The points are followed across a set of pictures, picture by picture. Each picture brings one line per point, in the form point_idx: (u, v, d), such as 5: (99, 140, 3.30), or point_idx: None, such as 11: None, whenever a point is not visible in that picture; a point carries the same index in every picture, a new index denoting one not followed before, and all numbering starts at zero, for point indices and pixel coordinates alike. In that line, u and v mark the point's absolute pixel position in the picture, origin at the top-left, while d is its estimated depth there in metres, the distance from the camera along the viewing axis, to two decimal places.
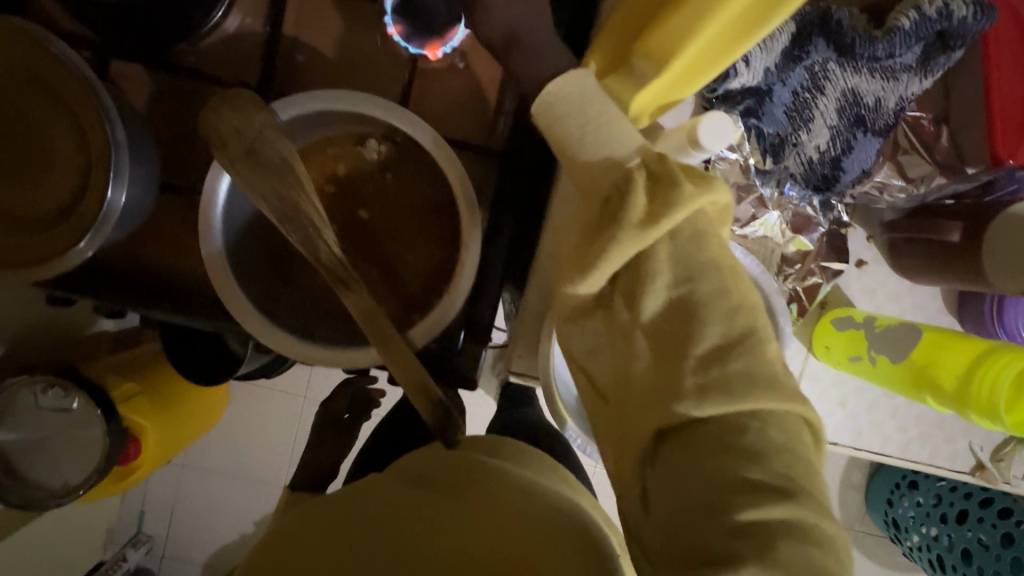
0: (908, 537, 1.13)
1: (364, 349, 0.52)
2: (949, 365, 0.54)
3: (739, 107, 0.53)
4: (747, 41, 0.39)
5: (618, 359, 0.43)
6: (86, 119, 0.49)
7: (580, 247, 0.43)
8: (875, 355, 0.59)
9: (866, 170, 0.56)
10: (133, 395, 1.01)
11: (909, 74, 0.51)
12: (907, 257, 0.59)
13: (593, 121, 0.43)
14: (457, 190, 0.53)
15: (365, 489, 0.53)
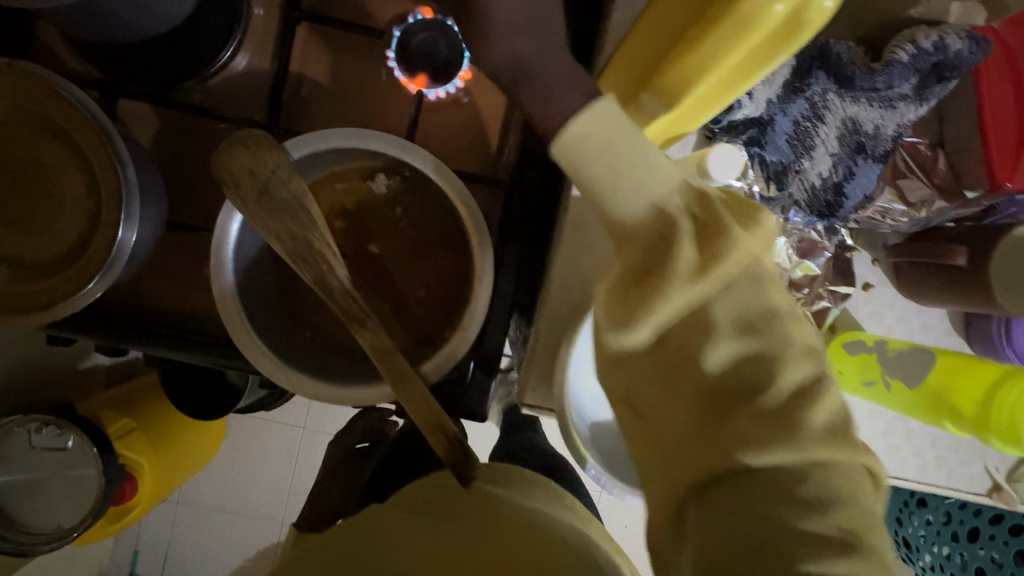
0: (919, 557, 1.09)
1: (376, 386, 0.51)
2: (968, 392, 0.55)
3: (743, 137, 0.54)
4: (742, 80, 0.40)
5: (665, 403, 0.42)
6: (97, 161, 0.49)
7: (623, 291, 0.39)
8: (890, 380, 0.59)
9: (868, 196, 0.57)
10: (130, 432, 1.00)
11: (905, 102, 0.52)
12: (914, 280, 0.58)
13: (653, 165, 0.38)
14: (468, 225, 0.53)
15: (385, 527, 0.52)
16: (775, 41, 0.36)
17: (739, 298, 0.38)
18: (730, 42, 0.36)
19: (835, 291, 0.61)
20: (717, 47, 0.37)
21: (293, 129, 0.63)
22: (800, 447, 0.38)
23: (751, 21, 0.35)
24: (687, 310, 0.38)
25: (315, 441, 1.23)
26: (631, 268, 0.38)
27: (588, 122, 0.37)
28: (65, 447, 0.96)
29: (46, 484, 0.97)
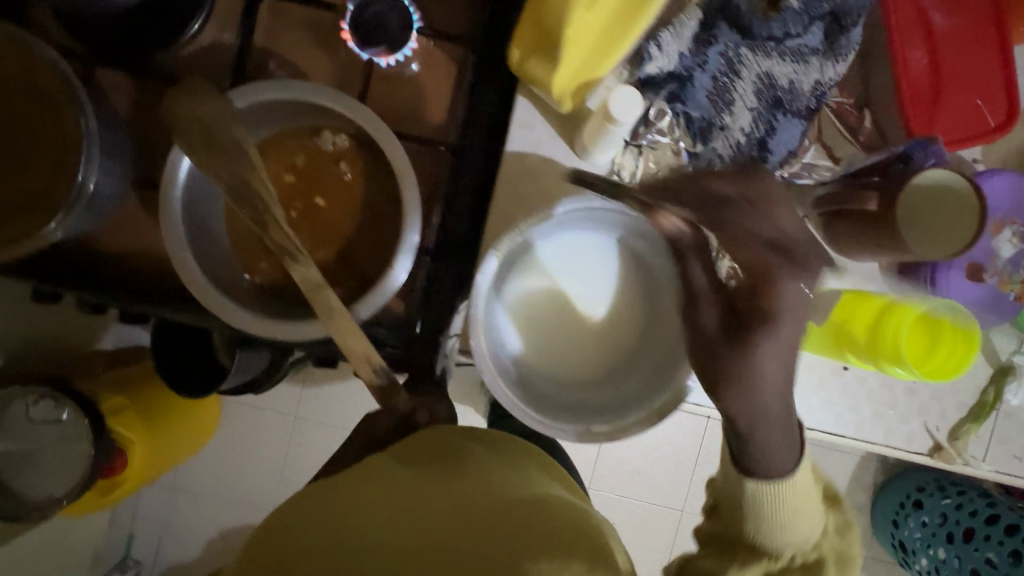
0: (916, 560, 1.11)
1: (314, 321, 0.55)
2: (862, 317, 0.59)
3: (664, 92, 0.57)
4: (634, 25, 0.47)
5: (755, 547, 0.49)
6: (66, 113, 0.54)
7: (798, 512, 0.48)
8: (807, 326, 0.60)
9: (793, 150, 0.60)
10: (123, 410, 1.04)
11: (817, 56, 0.55)
12: (841, 235, 0.57)
13: (801, 520, 0.48)
14: (399, 173, 0.55)
15: (378, 478, 0.47)
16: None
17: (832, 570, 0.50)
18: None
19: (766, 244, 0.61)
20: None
21: None
22: None
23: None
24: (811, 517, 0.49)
25: (305, 432, 1.24)
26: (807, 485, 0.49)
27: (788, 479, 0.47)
28: (61, 419, 1.00)
29: (40, 454, 1.01)
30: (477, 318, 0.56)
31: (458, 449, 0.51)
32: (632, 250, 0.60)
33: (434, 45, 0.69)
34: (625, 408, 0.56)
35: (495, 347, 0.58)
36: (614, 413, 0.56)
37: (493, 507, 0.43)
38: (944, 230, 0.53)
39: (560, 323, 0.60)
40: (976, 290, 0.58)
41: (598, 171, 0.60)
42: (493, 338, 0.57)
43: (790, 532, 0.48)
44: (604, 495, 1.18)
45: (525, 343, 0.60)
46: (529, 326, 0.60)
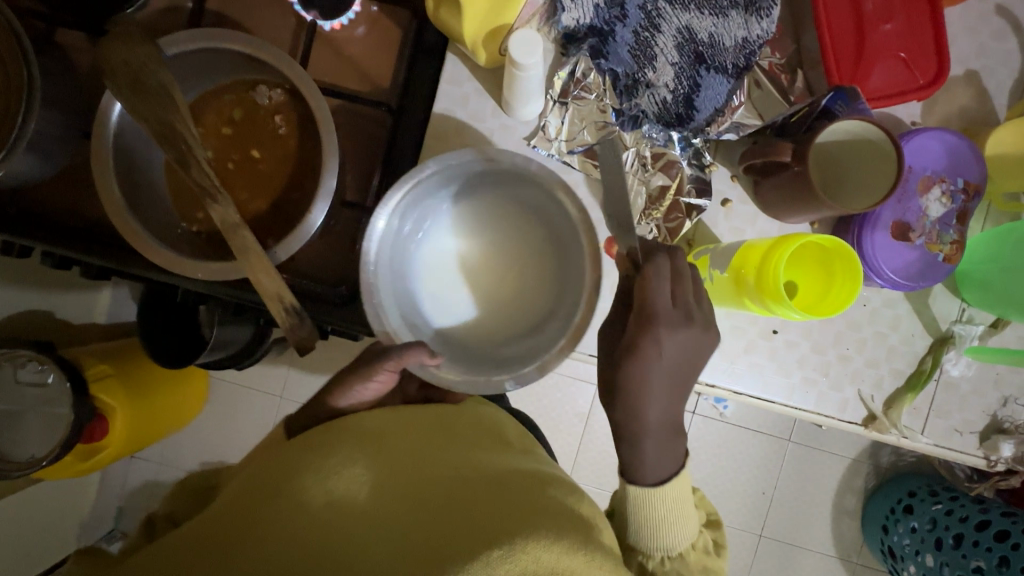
0: (906, 567, 1.07)
1: (235, 263, 0.57)
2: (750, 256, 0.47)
3: (585, 48, 0.58)
4: None
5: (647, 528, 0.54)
6: (9, 62, 0.58)
7: (679, 511, 0.54)
8: (713, 275, 0.55)
9: (720, 108, 0.59)
10: (107, 377, 1.03)
11: (737, 10, 0.56)
12: (768, 192, 0.58)
13: (680, 523, 0.54)
14: (321, 123, 0.58)
15: (433, 423, 0.57)
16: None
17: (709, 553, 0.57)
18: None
19: (690, 201, 0.61)
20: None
21: None
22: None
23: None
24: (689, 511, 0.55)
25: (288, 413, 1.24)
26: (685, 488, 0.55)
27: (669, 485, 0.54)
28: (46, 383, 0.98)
29: (22, 417, 0.99)
30: (378, 282, 0.56)
31: (487, 436, 0.57)
32: (535, 204, 0.60)
33: (378, 10, 0.70)
34: (528, 359, 0.57)
35: (401, 309, 0.58)
36: (520, 363, 0.57)
37: (512, 485, 0.49)
38: (868, 195, 0.53)
39: (466, 281, 0.62)
40: (904, 253, 0.57)
41: (525, 127, 0.62)
42: (397, 300, 0.58)
43: (671, 534, 0.54)
44: (584, 486, 1.17)
45: (434, 304, 0.61)
46: (436, 287, 0.61)
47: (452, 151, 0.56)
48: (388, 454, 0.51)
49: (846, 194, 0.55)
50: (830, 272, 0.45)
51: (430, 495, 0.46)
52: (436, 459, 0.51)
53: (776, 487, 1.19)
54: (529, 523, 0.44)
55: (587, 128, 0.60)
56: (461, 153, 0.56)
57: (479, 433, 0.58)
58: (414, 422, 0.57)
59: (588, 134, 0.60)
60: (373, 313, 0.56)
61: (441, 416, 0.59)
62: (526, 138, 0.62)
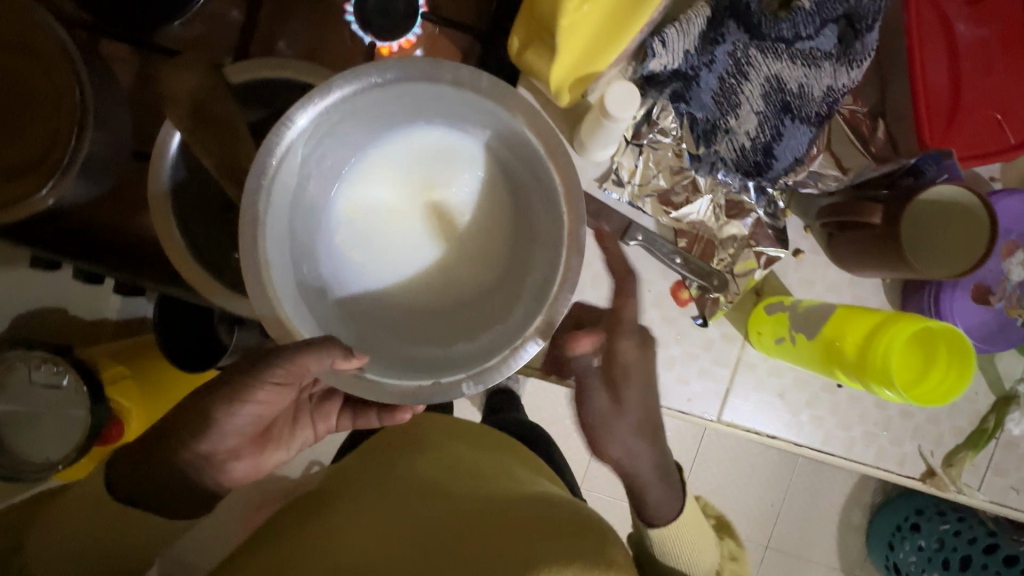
0: None
1: None
2: (850, 332, 0.48)
3: (667, 91, 0.55)
4: (631, 28, 0.44)
5: (681, 548, 0.61)
6: (61, 80, 0.55)
7: (688, 530, 0.61)
8: (795, 334, 0.52)
9: (799, 158, 0.57)
10: (123, 380, 0.79)
11: (830, 61, 0.53)
12: (844, 247, 0.57)
13: (700, 546, 0.62)
14: None
15: (439, 466, 0.62)
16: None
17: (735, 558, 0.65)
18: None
19: (764, 252, 0.59)
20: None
21: None
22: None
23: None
24: (700, 527, 0.63)
25: None
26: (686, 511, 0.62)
27: (671, 525, 0.61)
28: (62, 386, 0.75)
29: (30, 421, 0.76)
30: (266, 250, 0.40)
31: (491, 476, 0.61)
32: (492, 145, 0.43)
33: (439, 31, 0.67)
34: (488, 354, 0.41)
35: (307, 292, 0.42)
36: (476, 361, 0.41)
37: (521, 519, 0.49)
38: (945, 255, 0.52)
39: (398, 249, 0.43)
40: (979, 313, 0.56)
41: (596, 168, 0.59)
42: (303, 275, 0.42)
43: (691, 563, 0.61)
44: (601, 502, 1.16)
45: (353, 282, 0.43)
46: (355, 261, 0.43)
47: (362, 67, 0.39)
48: (410, 506, 0.55)
49: (926, 252, 0.53)
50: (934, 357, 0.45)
51: (453, 519, 0.51)
52: (452, 495, 0.55)
53: (785, 494, 1.18)
54: (541, 554, 0.42)
55: (661, 174, 0.59)
56: (374, 69, 0.39)
57: (477, 471, 0.62)
58: (420, 471, 0.61)
59: (663, 180, 0.59)
60: (264, 302, 0.40)
61: (448, 458, 0.64)
62: (597, 181, 0.60)
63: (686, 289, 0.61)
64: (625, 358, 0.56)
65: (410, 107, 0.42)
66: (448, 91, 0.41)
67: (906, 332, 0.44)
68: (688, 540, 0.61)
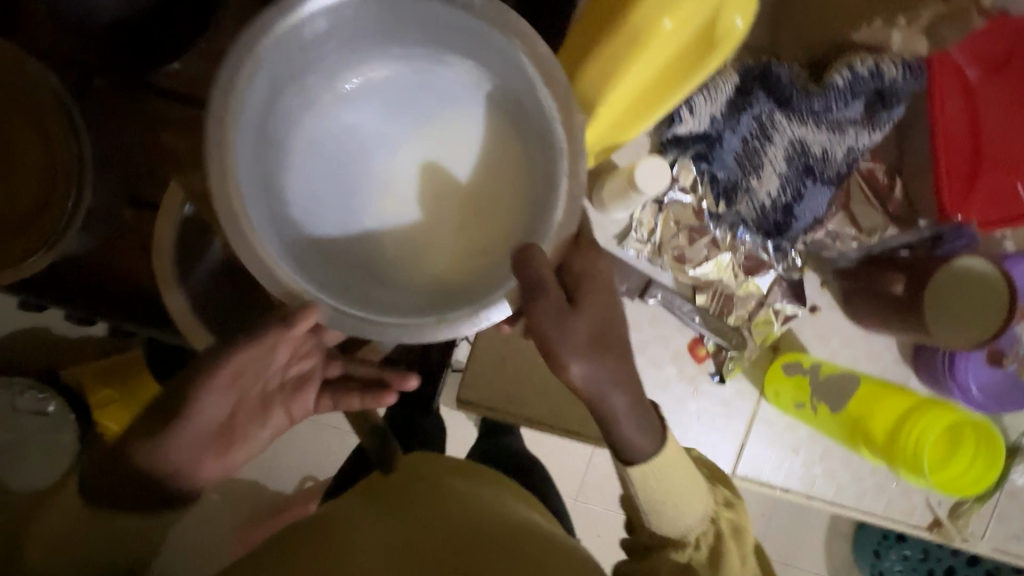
0: None
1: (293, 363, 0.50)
2: (881, 416, 0.58)
3: (690, 151, 0.55)
4: (663, 106, 0.42)
5: (677, 509, 0.45)
6: (55, 134, 0.51)
7: (673, 492, 0.45)
8: (817, 403, 0.59)
9: (819, 218, 0.57)
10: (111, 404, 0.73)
11: (855, 127, 0.52)
12: (862, 307, 0.57)
13: (689, 508, 0.45)
14: None
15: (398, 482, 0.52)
16: (678, 54, 0.40)
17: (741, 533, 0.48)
18: (620, 56, 0.38)
19: (781, 309, 0.59)
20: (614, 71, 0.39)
21: None
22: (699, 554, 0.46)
23: (643, 35, 0.38)
24: (692, 491, 0.46)
25: None
26: (677, 470, 0.45)
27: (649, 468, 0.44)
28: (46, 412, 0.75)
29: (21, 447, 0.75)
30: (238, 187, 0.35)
31: (449, 488, 0.51)
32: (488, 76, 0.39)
33: None
34: (493, 283, 0.38)
35: (288, 237, 0.38)
36: (482, 291, 0.37)
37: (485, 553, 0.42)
38: (961, 325, 0.50)
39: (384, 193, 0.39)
40: (991, 374, 0.57)
41: (615, 225, 0.58)
42: (278, 221, 0.37)
43: (675, 514, 0.45)
44: None
45: (335, 228, 0.39)
46: (338, 200, 0.39)
47: None
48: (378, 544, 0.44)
49: (947, 317, 0.50)
50: (962, 444, 0.57)
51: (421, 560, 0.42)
52: (419, 524, 0.46)
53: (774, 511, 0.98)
54: None
55: (681, 234, 0.58)
56: None
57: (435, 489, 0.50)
58: (380, 492, 0.52)
59: (683, 240, 0.58)
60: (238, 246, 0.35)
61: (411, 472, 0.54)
62: (617, 237, 0.59)
63: (703, 345, 0.60)
64: (587, 262, 0.42)
65: (388, 24, 0.37)
66: (430, 6, 0.36)
67: (943, 422, 0.57)
68: (677, 509, 0.45)
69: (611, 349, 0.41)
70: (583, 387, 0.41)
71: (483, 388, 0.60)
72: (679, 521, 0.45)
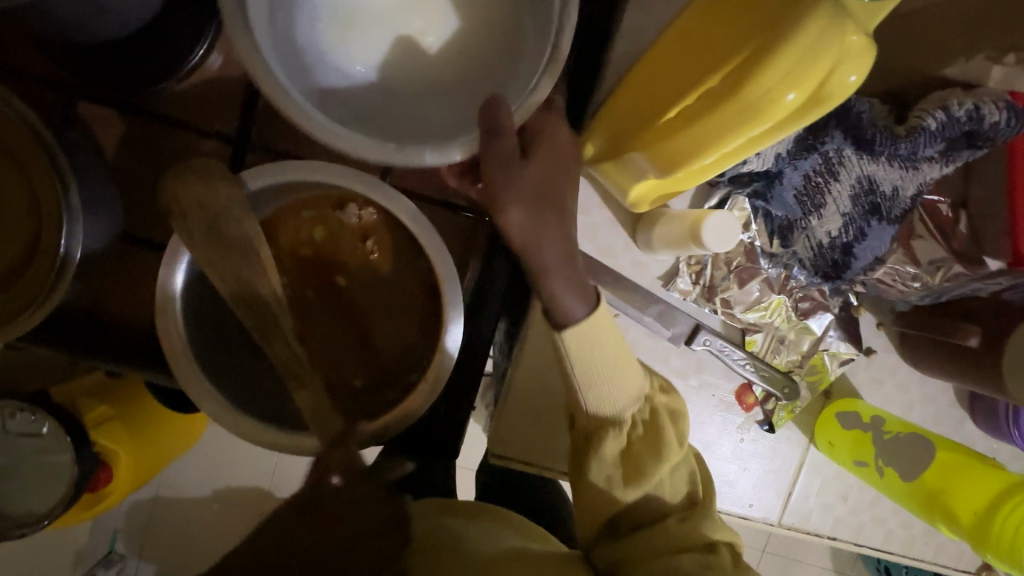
0: None
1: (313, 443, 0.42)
2: (965, 497, 0.55)
3: (747, 188, 0.51)
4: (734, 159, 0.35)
5: (618, 385, 0.44)
6: (37, 177, 0.45)
7: (602, 360, 0.43)
8: (883, 465, 0.57)
9: (879, 257, 0.51)
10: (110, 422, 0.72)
11: (929, 163, 0.46)
12: (919, 351, 0.55)
13: (622, 382, 0.44)
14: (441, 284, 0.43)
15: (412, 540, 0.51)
16: (789, 121, 0.30)
17: (677, 418, 0.47)
18: (727, 133, 0.30)
19: (836, 353, 0.55)
20: (706, 139, 0.32)
21: (265, 144, 0.56)
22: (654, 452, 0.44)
23: (754, 112, 0.29)
24: (624, 356, 0.44)
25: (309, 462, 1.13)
26: (609, 332, 0.43)
27: (581, 331, 0.42)
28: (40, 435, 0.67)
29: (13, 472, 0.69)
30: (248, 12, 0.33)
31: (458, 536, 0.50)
32: None
33: None
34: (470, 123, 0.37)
35: (290, 65, 0.35)
36: (447, 127, 0.37)
37: None
38: None
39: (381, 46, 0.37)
40: None
41: (660, 266, 0.53)
42: (283, 55, 0.35)
43: (609, 390, 0.44)
44: None
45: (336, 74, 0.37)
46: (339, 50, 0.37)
47: None
48: None
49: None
50: None
51: None
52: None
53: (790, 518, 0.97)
54: None
55: (731, 276, 0.53)
56: None
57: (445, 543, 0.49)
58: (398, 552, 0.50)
59: (733, 282, 0.53)
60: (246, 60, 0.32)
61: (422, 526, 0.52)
62: (662, 277, 0.54)
63: (752, 392, 0.56)
64: (547, 127, 0.40)
65: None
66: None
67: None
68: (609, 375, 0.43)
69: (553, 206, 0.39)
70: (515, 238, 0.39)
71: (517, 440, 0.56)
72: (615, 399, 0.44)
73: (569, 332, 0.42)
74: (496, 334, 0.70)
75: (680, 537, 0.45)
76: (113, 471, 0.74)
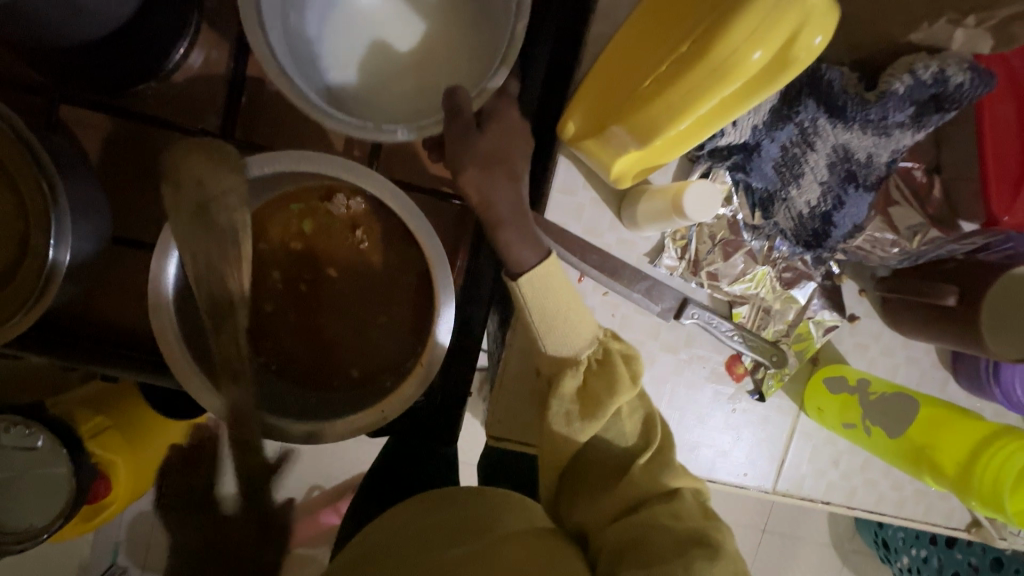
0: (897, 558, 0.94)
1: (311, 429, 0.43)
2: (950, 452, 0.55)
3: (727, 161, 0.52)
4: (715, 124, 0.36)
5: (572, 328, 0.44)
6: (20, 179, 0.44)
7: (547, 305, 0.43)
8: (871, 426, 0.58)
9: (859, 225, 0.51)
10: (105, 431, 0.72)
11: (901, 129, 0.45)
12: (902, 314, 0.56)
13: (575, 325, 0.44)
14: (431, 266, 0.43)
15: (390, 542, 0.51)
16: (758, 80, 0.31)
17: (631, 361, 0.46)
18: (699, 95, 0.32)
19: (822, 321, 0.57)
20: (680, 106, 0.33)
21: (249, 140, 0.57)
22: (608, 393, 0.44)
23: (724, 70, 0.30)
24: (571, 298, 0.44)
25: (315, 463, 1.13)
26: (555, 276, 0.43)
27: (537, 276, 0.42)
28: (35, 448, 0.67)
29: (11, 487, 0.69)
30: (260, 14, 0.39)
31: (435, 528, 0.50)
32: None
33: None
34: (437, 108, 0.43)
35: (294, 58, 0.41)
36: (418, 111, 0.44)
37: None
38: None
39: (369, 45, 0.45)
40: None
41: (646, 243, 0.55)
42: (291, 50, 0.41)
43: (563, 333, 0.44)
44: None
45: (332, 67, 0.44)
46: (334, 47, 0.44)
47: None
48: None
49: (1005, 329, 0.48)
50: None
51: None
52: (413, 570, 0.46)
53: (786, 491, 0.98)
54: None
55: (716, 249, 0.54)
56: None
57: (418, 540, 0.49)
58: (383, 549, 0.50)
59: (718, 256, 0.54)
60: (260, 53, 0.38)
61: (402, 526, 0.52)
62: (649, 254, 0.55)
63: (741, 362, 0.58)
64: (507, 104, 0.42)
65: None
66: None
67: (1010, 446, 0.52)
68: (561, 318, 0.44)
69: (503, 168, 0.41)
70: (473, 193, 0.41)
71: (514, 422, 0.57)
72: (567, 343, 0.44)
73: (523, 279, 0.42)
74: (488, 322, 0.70)
75: (646, 486, 0.45)
76: (111, 480, 0.74)
